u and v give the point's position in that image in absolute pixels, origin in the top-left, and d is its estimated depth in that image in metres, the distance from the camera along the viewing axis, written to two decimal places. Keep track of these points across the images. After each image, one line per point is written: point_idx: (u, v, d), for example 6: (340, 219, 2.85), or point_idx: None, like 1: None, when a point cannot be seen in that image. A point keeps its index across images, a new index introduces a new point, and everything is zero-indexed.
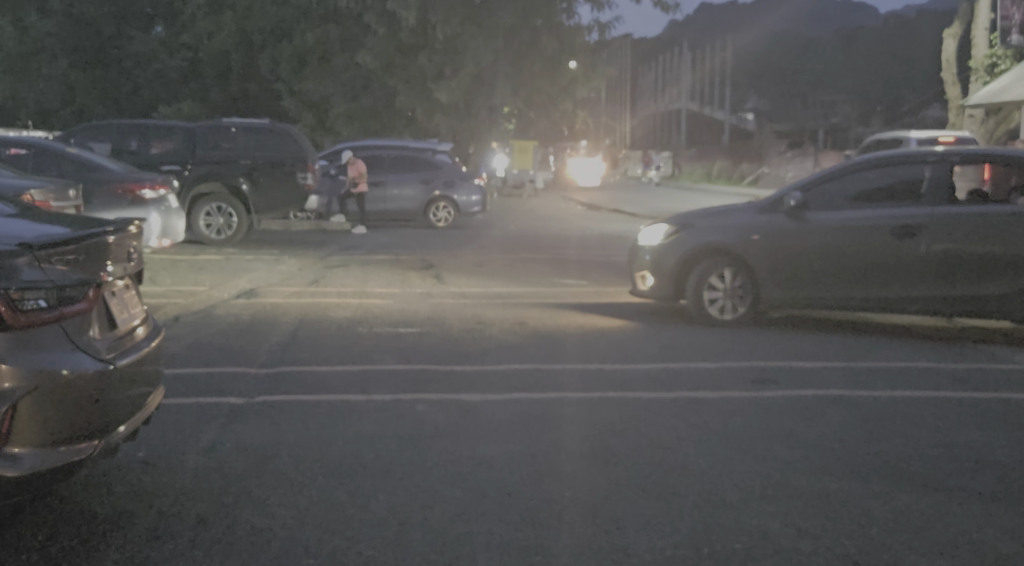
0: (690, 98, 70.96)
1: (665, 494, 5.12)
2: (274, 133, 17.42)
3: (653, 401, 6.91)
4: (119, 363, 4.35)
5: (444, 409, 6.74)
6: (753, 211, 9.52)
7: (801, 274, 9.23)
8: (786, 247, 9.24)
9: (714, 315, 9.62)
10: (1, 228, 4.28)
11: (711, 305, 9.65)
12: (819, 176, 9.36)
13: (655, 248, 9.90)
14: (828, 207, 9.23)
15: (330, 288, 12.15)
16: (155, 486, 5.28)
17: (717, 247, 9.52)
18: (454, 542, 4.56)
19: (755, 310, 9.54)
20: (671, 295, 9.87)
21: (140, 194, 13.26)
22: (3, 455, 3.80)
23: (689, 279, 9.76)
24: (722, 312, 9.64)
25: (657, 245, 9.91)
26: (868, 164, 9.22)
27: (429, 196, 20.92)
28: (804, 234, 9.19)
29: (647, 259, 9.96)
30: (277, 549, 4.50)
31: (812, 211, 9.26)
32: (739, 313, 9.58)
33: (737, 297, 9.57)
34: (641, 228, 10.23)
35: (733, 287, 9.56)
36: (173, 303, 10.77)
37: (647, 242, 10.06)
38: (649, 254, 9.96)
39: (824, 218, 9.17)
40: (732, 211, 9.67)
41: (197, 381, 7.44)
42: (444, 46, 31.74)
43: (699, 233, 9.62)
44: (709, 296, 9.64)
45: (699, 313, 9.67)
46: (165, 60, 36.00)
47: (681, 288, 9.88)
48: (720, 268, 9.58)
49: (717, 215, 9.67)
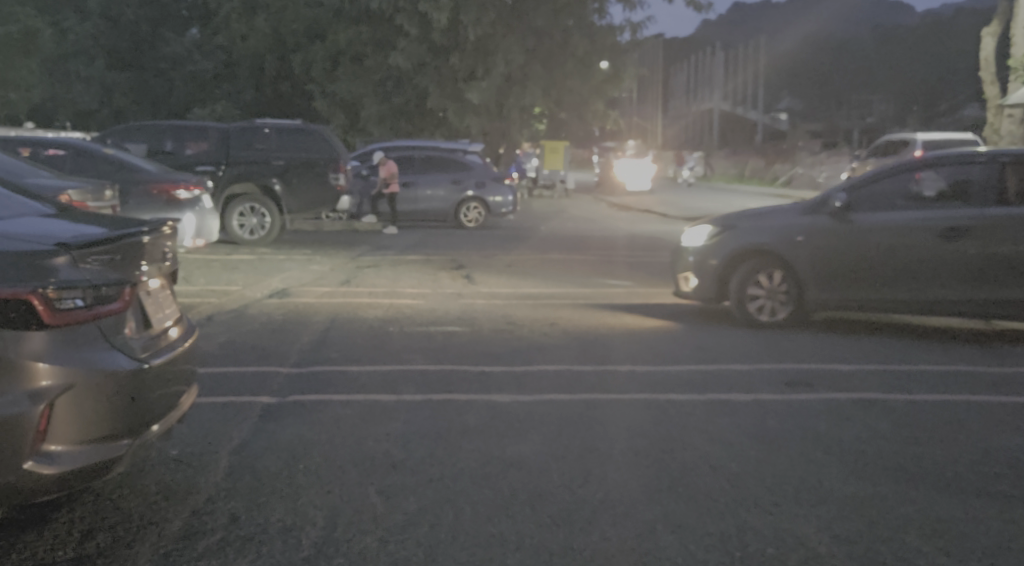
0: (723, 98, 70.57)
1: (697, 497, 5.09)
2: (308, 133, 17.50)
3: (688, 403, 6.86)
4: (154, 362, 4.39)
5: (476, 410, 6.74)
6: (798, 212, 9.45)
7: (843, 275, 9.15)
8: (829, 248, 9.17)
9: (756, 317, 9.59)
10: (38, 228, 4.34)
11: (755, 307, 9.62)
12: (865, 177, 9.27)
13: (699, 249, 9.87)
14: (874, 208, 9.14)
15: (362, 288, 12.20)
16: (189, 484, 5.33)
17: (761, 248, 9.48)
18: (486, 544, 4.54)
19: (797, 312, 9.48)
20: (714, 296, 9.85)
21: (175, 194, 13.41)
22: (39, 453, 3.88)
23: (732, 279, 9.73)
24: (765, 314, 9.60)
25: (700, 247, 9.89)
26: (916, 164, 9.11)
27: (459, 196, 20.96)
28: (849, 236, 9.12)
29: (691, 260, 9.94)
30: (309, 549, 4.52)
31: (858, 212, 9.18)
32: (783, 316, 9.52)
33: (779, 298, 9.52)
34: (685, 229, 10.20)
35: (777, 288, 9.51)
36: (206, 303, 10.86)
37: (691, 243, 10.04)
38: (692, 255, 9.94)
39: (869, 220, 9.09)
40: (776, 211, 9.62)
41: (230, 381, 7.49)
42: (476, 47, 31.49)
43: (743, 234, 9.58)
44: (752, 297, 9.61)
45: (742, 315, 9.65)
46: (200, 62, 36.38)
47: (724, 289, 9.86)
48: (765, 270, 9.53)
49: (761, 216, 9.62)
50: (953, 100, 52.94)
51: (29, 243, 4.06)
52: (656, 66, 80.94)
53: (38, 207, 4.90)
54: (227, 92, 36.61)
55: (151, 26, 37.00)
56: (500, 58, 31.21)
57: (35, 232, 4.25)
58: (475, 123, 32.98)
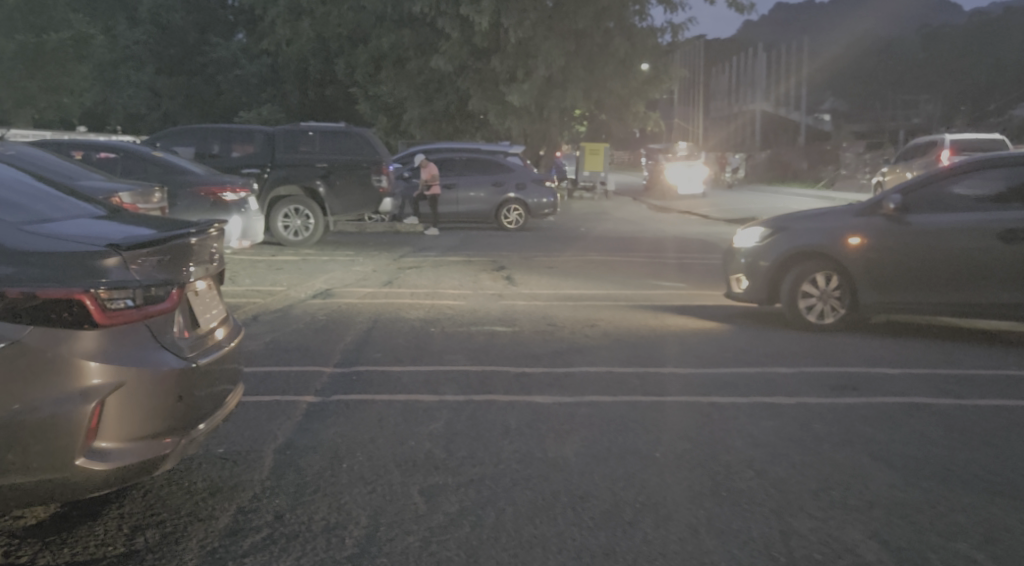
0: (766, 99, 70.03)
1: (741, 502, 5.04)
2: (352, 136, 17.65)
3: (733, 406, 6.81)
4: (201, 362, 4.45)
5: (517, 410, 6.76)
6: (852, 213, 9.35)
7: (897, 278, 9.04)
8: (884, 250, 9.06)
9: (810, 319, 9.50)
10: (90, 229, 4.43)
11: (808, 309, 9.52)
12: (922, 179, 9.13)
13: (751, 250, 9.80)
14: (931, 210, 9.01)
15: (404, 288, 12.29)
16: (234, 482, 5.39)
17: (814, 251, 9.39)
18: (529, 546, 4.55)
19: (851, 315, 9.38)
20: (766, 299, 9.76)
21: (222, 196, 13.56)
22: (90, 450, 3.96)
23: (784, 282, 9.65)
24: (818, 317, 9.51)
25: (752, 248, 9.81)
26: (975, 166, 8.97)
27: (500, 198, 20.98)
28: (903, 238, 9.00)
29: (742, 261, 9.86)
30: (353, 548, 4.55)
31: (914, 215, 9.05)
32: (837, 318, 9.43)
33: (833, 300, 9.42)
34: (737, 231, 10.13)
35: (831, 292, 9.42)
36: (252, 303, 11.01)
37: (743, 244, 9.96)
38: (744, 257, 9.86)
39: (925, 222, 8.96)
40: (830, 213, 9.52)
41: (275, 381, 7.57)
42: (517, 50, 31.37)
43: (795, 235, 9.49)
44: (805, 300, 9.52)
45: (795, 317, 9.56)
46: (246, 66, 36.82)
47: (776, 292, 9.78)
48: (818, 272, 9.44)
49: (815, 218, 9.54)
50: (1001, 101, 52.04)
51: (81, 244, 4.13)
52: (697, 67, 80.56)
53: (90, 209, 4.99)
54: (272, 95, 37.01)
55: (199, 30, 37.52)
56: (542, 61, 30.97)
57: (86, 234, 4.33)
58: (516, 126, 33.01)
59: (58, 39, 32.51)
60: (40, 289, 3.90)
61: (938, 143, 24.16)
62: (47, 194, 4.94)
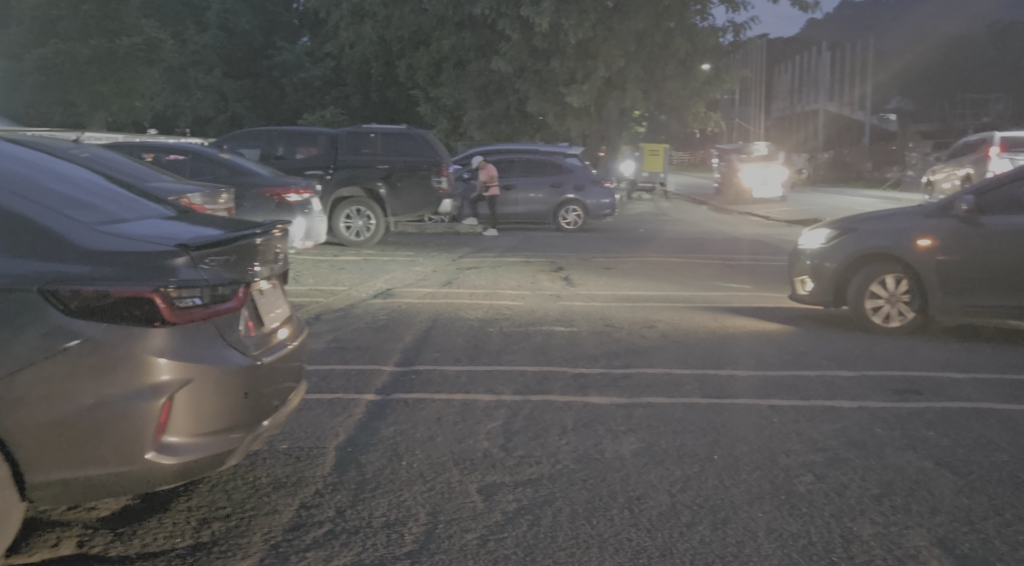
0: (830, 98, 68.97)
1: (799, 506, 5.01)
2: (412, 139, 17.79)
3: (793, 409, 6.75)
4: (265, 360, 4.55)
5: (575, 410, 6.78)
6: (922, 215, 9.20)
7: (968, 281, 8.86)
8: (955, 252, 8.90)
9: (877, 323, 9.35)
10: (161, 230, 4.54)
11: (875, 313, 9.37)
12: (996, 179, 8.95)
13: (816, 251, 9.68)
14: (1004, 211, 8.83)
15: (463, 289, 12.37)
16: (298, 478, 5.50)
17: (882, 252, 9.25)
18: (585, 545, 4.58)
19: (920, 319, 9.22)
20: (831, 301, 9.63)
21: (285, 198, 13.81)
22: (160, 444, 4.08)
23: (850, 285, 9.51)
24: (886, 320, 9.36)
25: (818, 250, 9.69)
26: None
27: (559, 199, 21.01)
28: (976, 240, 8.83)
29: (808, 263, 9.75)
30: (411, 545, 4.62)
31: (987, 216, 8.87)
32: (905, 322, 9.26)
33: (901, 303, 9.27)
34: (802, 232, 10.01)
35: (899, 294, 9.27)
36: (315, 302, 11.21)
37: (808, 246, 9.84)
38: (810, 259, 9.75)
39: (998, 224, 8.78)
40: (899, 215, 9.38)
41: (335, 380, 7.66)
42: (578, 51, 31.36)
43: (862, 237, 9.36)
44: (872, 303, 9.37)
45: (861, 321, 9.41)
46: (309, 69, 37.32)
47: (842, 294, 9.64)
48: (885, 274, 9.31)
49: (883, 219, 9.40)
50: None
51: (149, 244, 4.23)
52: (760, 67, 79.67)
53: (160, 209, 5.13)
54: (334, 97, 37.43)
55: (264, 34, 38.13)
56: (602, 63, 31.02)
57: (156, 234, 4.44)
58: (576, 127, 32.95)
59: (129, 44, 33.35)
60: (112, 287, 4.00)
61: (985, 141, 23.82)
62: (120, 195, 5.08)
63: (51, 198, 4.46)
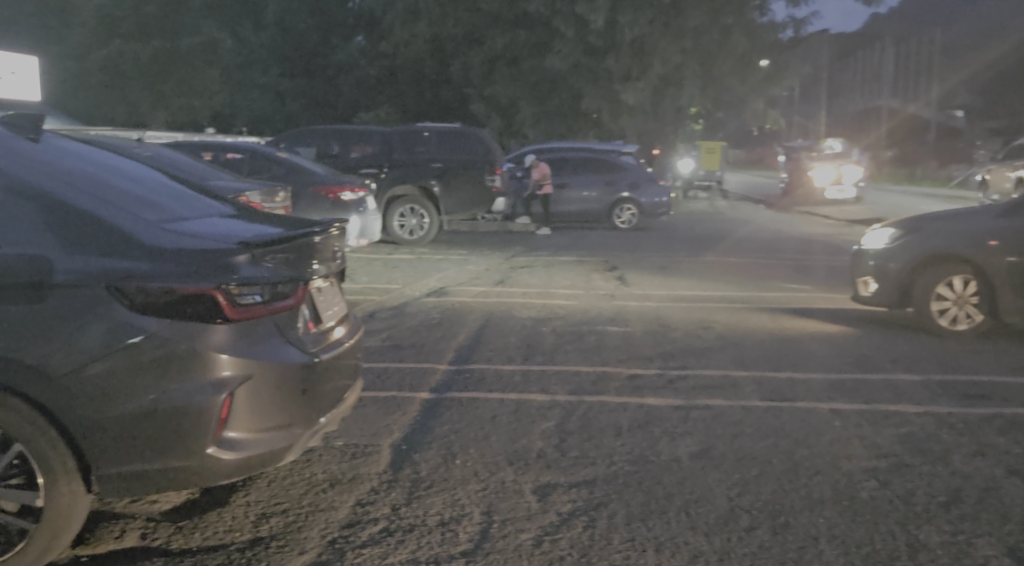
0: (892, 95, 67.78)
1: (860, 512, 4.91)
2: (465, 136, 17.97)
3: (854, 413, 6.63)
4: (323, 357, 4.58)
5: (630, 411, 6.74)
6: (991, 215, 9.01)
7: None
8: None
9: (944, 326, 9.13)
10: (222, 228, 4.59)
11: (942, 315, 9.15)
12: None
13: (879, 252, 9.50)
14: None
15: (516, 288, 12.33)
16: (354, 475, 5.54)
17: (950, 253, 9.07)
18: (641, 546, 4.54)
19: (989, 321, 9.01)
20: (896, 303, 9.43)
21: (340, 196, 13.94)
22: (221, 439, 4.13)
23: (916, 286, 9.31)
24: (953, 323, 9.14)
25: (882, 250, 9.50)
26: None
27: (614, 197, 20.89)
28: None
29: (871, 264, 9.56)
30: (467, 543, 4.62)
31: None
32: (973, 325, 9.05)
33: (969, 306, 9.07)
34: (865, 233, 9.84)
35: (967, 296, 9.07)
36: (370, 300, 11.29)
37: (871, 246, 9.65)
38: (873, 259, 9.56)
39: None
40: (966, 215, 9.19)
41: (390, 378, 7.70)
42: (633, 48, 31.21)
43: (929, 237, 9.17)
44: (939, 304, 9.16)
45: (928, 323, 9.20)
46: (364, 68, 37.62)
47: (907, 296, 9.44)
48: (953, 275, 9.11)
49: (951, 219, 9.21)
50: None
51: (211, 241, 4.27)
52: (819, 64, 78.60)
53: (219, 207, 5.19)
54: (390, 96, 37.68)
55: (320, 34, 38.51)
56: (659, 60, 31.13)
57: (217, 233, 4.49)
58: (630, 125, 32.78)
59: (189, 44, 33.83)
60: (174, 284, 4.05)
61: None
62: (181, 193, 5.15)
63: (115, 195, 4.52)
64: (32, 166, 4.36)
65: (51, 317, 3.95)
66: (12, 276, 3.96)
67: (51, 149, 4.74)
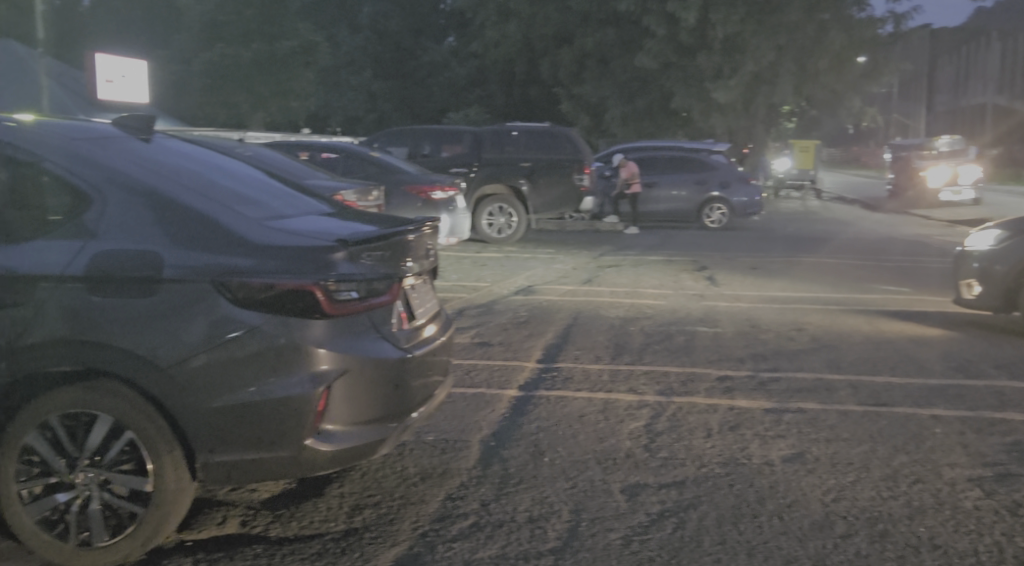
0: (999, 91, 65.33)
1: (961, 522, 4.77)
2: (555, 136, 17.89)
3: (957, 419, 6.44)
4: (417, 352, 4.65)
5: (721, 413, 6.67)
6: None
7: None
8: None
9: None
10: (321, 226, 4.69)
11: None
12: None
13: (984, 254, 9.20)
14: None
15: (604, 287, 12.28)
16: (444, 469, 5.61)
17: None
18: (732, 550, 4.50)
19: None
20: (1002, 306, 9.12)
21: (431, 195, 14.10)
22: (318, 431, 4.24)
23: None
24: None
25: (987, 252, 9.20)
26: None
27: (704, 196, 20.66)
28: None
29: (975, 266, 9.26)
30: (556, 540, 4.64)
31: None
32: None
33: None
34: (969, 234, 9.55)
35: None
36: (459, 297, 11.41)
37: (977, 248, 9.36)
38: (977, 261, 9.26)
39: None
40: None
41: (479, 374, 7.77)
42: (725, 46, 30.79)
43: None
44: None
45: None
46: (454, 68, 37.94)
47: (1013, 299, 9.12)
48: None
49: None
50: None
51: (311, 238, 4.36)
52: (921, 60, 76.24)
53: (317, 206, 5.31)
54: (479, 96, 37.94)
55: (412, 35, 39.01)
56: (751, 57, 30.48)
57: (316, 230, 4.59)
58: (721, 123, 32.35)
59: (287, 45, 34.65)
60: (277, 280, 4.15)
61: None
62: (280, 191, 5.28)
63: (220, 193, 4.65)
64: (142, 165, 4.52)
65: (160, 310, 4.09)
66: (124, 270, 4.11)
67: (159, 149, 4.90)
